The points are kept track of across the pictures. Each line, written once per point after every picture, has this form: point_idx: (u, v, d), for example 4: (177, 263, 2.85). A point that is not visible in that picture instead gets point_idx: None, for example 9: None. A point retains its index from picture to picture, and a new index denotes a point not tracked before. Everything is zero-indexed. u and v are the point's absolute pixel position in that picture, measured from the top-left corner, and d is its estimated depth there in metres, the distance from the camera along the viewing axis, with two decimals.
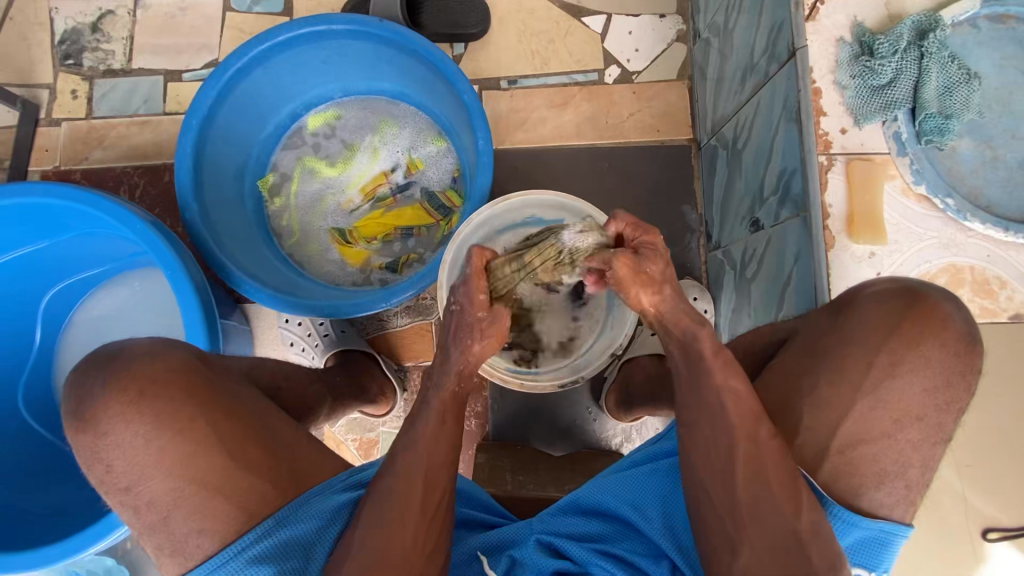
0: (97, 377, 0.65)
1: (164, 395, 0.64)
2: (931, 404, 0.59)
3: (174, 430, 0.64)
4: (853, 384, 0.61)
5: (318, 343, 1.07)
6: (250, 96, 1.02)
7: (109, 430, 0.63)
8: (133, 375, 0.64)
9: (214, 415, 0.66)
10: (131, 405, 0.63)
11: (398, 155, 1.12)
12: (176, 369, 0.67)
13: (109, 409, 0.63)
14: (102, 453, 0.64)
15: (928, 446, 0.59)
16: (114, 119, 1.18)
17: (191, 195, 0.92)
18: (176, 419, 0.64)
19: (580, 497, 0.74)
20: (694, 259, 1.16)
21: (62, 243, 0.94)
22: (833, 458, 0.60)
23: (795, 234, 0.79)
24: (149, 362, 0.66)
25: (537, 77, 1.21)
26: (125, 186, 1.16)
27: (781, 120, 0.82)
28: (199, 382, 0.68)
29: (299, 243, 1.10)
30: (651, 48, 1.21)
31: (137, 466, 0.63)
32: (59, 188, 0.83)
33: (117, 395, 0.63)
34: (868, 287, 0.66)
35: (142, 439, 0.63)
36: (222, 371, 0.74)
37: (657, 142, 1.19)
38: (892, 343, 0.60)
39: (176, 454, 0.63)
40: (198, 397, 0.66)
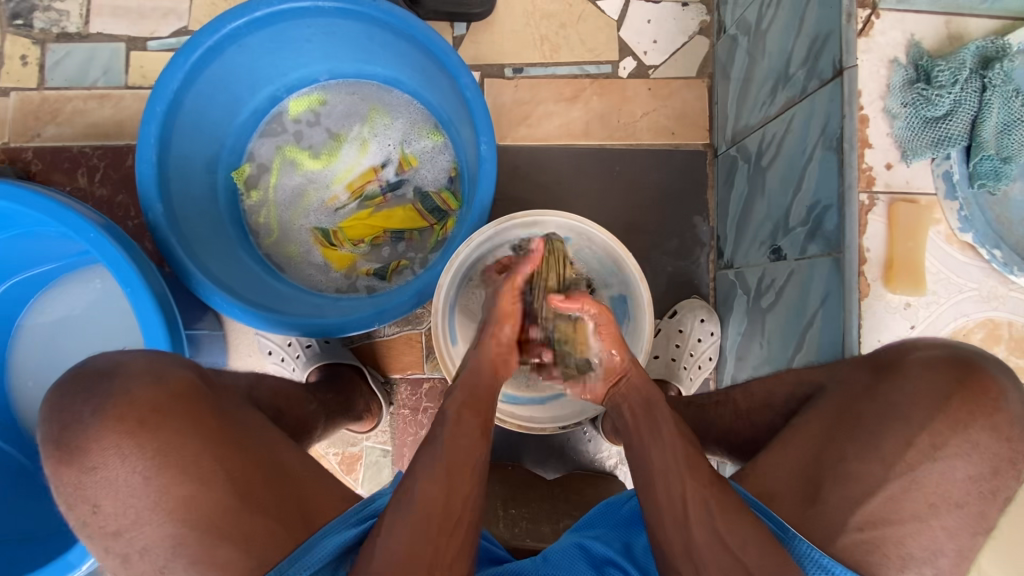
0: (91, 402, 0.60)
1: (166, 425, 0.59)
2: (974, 492, 0.55)
3: (176, 467, 0.58)
4: (886, 460, 0.56)
5: (300, 354, 1.00)
6: (223, 77, 0.90)
7: (100, 464, 0.58)
8: (134, 401, 0.60)
9: (220, 449, 0.60)
10: (130, 435, 0.58)
11: (389, 149, 1.02)
12: (179, 393, 0.62)
13: (102, 439, 0.58)
14: (88, 490, 0.58)
15: (968, 535, 0.55)
16: (70, 91, 1.05)
17: (153, 191, 0.82)
18: (178, 455, 0.58)
19: (586, 542, 0.68)
20: (701, 275, 1.09)
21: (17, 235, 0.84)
22: (851, 534, 0.55)
23: (824, 277, 0.72)
24: (147, 386, 0.61)
25: (545, 66, 1.10)
26: (83, 168, 1.04)
27: (817, 146, 0.74)
28: (201, 411, 0.62)
29: (278, 243, 1.00)
30: (671, 40, 1.11)
31: (129, 509, 0.57)
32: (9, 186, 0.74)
33: (113, 424, 0.58)
34: (916, 350, 0.62)
35: (141, 476, 0.57)
36: (228, 393, 0.69)
37: (671, 145, 1.10)
38: (936, 424, 0.56)
39: (176, 494, 0.57)
40: (201, 428, 0.61)
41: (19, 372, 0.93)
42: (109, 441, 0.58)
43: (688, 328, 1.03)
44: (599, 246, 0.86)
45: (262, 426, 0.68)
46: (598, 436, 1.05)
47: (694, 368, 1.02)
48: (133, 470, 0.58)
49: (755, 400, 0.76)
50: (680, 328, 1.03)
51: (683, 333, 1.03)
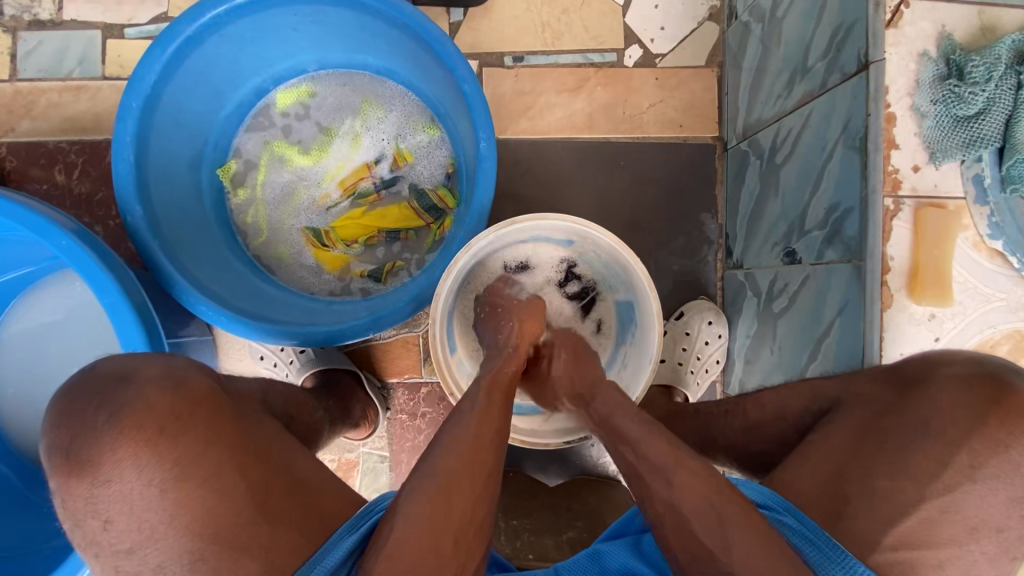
0: (99, 410, 0.55)
1: (187, 433, 0.55)
2: (1015, 515, 0.52)
3: (195, 480, 0.54)
4: (918, 479, 0.53)
5: (294, 360, 0.96)
6: (205, 69, 0.85)
7: (114, 477, 0.53)
8: (152, 408, 0.55)
9: (243, 459, 0.57)
10: (149, 444, 0.54)
11: (383, 145, 0.97)
12: (203, 400, 0.58)
13: (116, 449, 0.53)
14: (101, 504, 0.53)
15: (1005, 559, 0.52)
16: (44, 82, 0.99)
17: (133, 193, 0.77)
18: (199, 467, 0.54)
19: (597, 552, 0.65)
20: (709, 274, 1.05)
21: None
22: (884, 553, 0.52)
23: (842, 284, 0.69)
24: (166, 393, 0.56)
25: (547, 54, 1.05)
26: (61, 165, 0.99)
27: (838, 144, 0.70)
28: (222, 420, 0.58)
29: (267, 244, 0.96)
30: (679, 26, 1.05)
31: (144, 525, 0.53)
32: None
33: (131, 433, 0.53)
34: (946, 366, 0.59)
35: (157, 488, 0.53)
36: (245, 399, 0.66)
37: (678, 138, 1.05)
38: (973, 443, 0.53)
39: (197, 507, 0.54)
40: (226, 437, 0.57)
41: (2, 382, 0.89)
42: (123, 451, 0.53)
43: (695, 330, 0.99)
44: (604, 250, 0.82)
45: (278, 433, 0.64)
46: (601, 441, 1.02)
47: (701, 372, 0.99)
48: (149, 482, 0.53)
49: (767, 412, 0.73)
50: (687, 331, 1.00)
51: (690, 336, 0.99)
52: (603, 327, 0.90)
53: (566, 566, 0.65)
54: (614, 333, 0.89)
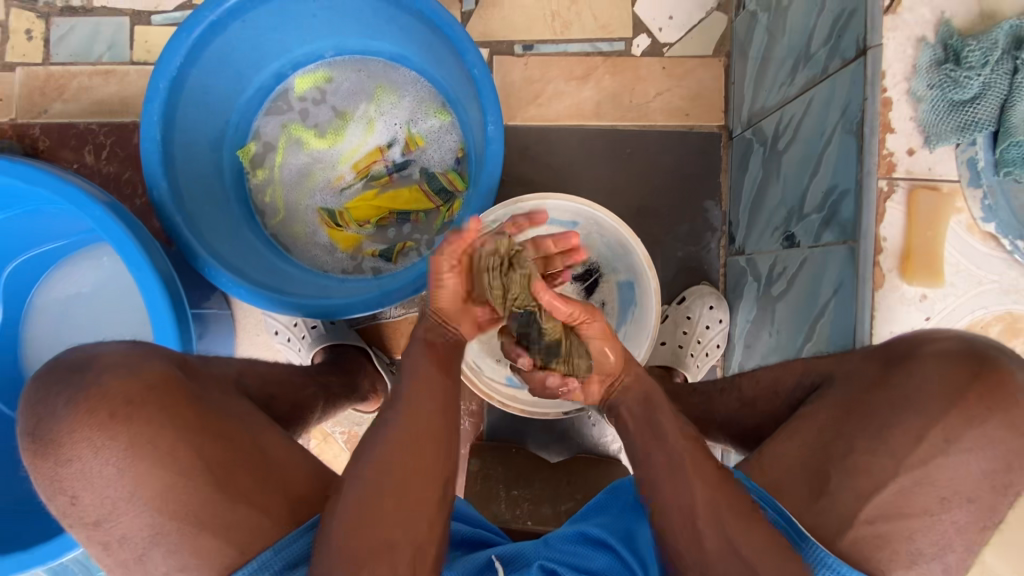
0: (61, 395, 0.60)
1: (137, 417, 0.59)
2: (985, 486, 0.54)
3: (148, 459, 0.58)
4: (896, 455, 0.55)
5: (306, 335, 1.00)
6: (228, 54, 0.89)
7: (76, 456, 0.58)
8: (105, 394, 0.60)
9: (196, 440, 0.60)
10: (101, 428, 0.58)
11: (396, 129, 1.00)
12: (156, 385, 0.62)
13: (73, 433, 0.58)
14: (66, 481, 0.58)
15: (975, 529, 0.54)
16: (75, 66, 1.04)
17: (160, 170, 0.81)
18: (152, 446, 0.58)
19: (585, 527, 0.66)
20: (712, 262, 1.07)
21: (21, 214, 0.86)
22: (857, 528, 0.54)
23: (837, 265, 0.71)
24: (119, 378, 0.61)
25: (556, 43, 1.07)
26: (90, 146, 1.04)
27: (836, 129, 0.72)
28: (177, 406, 0.61)
29: (284, 223, 1.00)
30: (688, 16, 1.07)
31: (107, 501, 0.57)
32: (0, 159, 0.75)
33: (86, 418, 0.58)
34: (930, 342, 0.60)
35: (115, 467, 0.57)
36: (211, 383, 0.68)
37: (684, 126, 1.07)
38: (949, 418, 0.55)
39: (153, 485, 0.57)
40: (181, 422, 0.60)
41: (35, 344, 0.97)
42: (79, 434, 0.58)
43: (696, 314, 1.01)
44: (611, 233, 0.84)
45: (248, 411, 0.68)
46: (603, 420, 1.05)
47: (701, 355, 1.01)
48: (107, 462, 0.57)
49: (761, 386, 0.75)
50: (688, 315, 1.02)
51: (691, 320, 1.02)
52: (606, 308, 0.92)
53: (555, 539, 0.66)
54: (616, 313, 0.91)
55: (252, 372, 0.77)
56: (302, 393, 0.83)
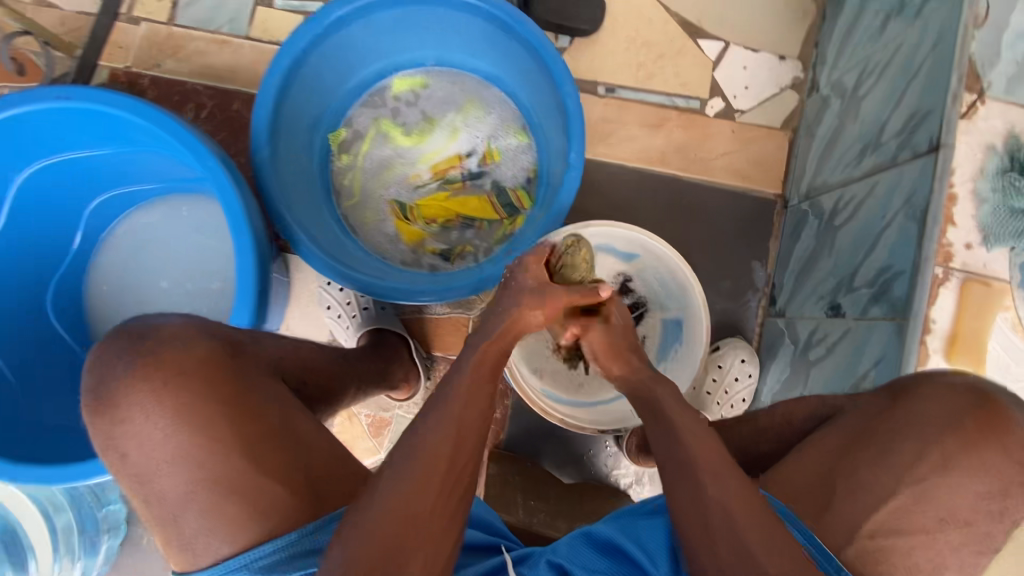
0: (122, 360, 0.62)
1: (185, 388, 0.60)
2: (982, 510, 0.55)
3: (191, 427, 0.59)
4: (897, 471, 0.56)
5: (357, 315, 1.05)
6: (345, 47, 0.96)
7: (129, 417, 0.59)
8: (161, 362, 0.61)
9: (237, 415, 0.60)
10: (154, 394, 0.59)
11: (476, 141, 1.07)
12: (206, 359, 0.63)
13: (130, 395, 0.60)
14: (119, 439, 0.60)
15: (969, 552, 0.55)
16: (195, 31, 1.12)
17: (266, 138, 0.87)
18: (194, 416, 0.59)
19: (591, 529, 0.66)
20: (749, 320, 1.11)
21: (109, 152, 0.90)
22: (861, 541, 0.55)
23: (882, 338, 0.75)
24: (176, 349, 0.62)
25: (637, 91, 1.14)
26: (192, 104, 1.11)
27: (898, 215, 0.77)
28: (220, 376, 0.62)
29: (356, 207, 1.05)
30: (761, 89, 1.15)
31: (155, 456, 0.59)
32: (104, 91, 0.79)
33: (142, 382, 0.60)
34: (937, 376, 0.61)
35: (161, 433, 0.59)
36: (252, 363, 0.68)
37: (743, 188, 1.13)
38: (948, 442, 0.56)
39: (194, 452, 0.58)
40: (223, 393, 0.61)
41: (104, 273, 1.02)
42: (134, 397, 0.60)
43: (728, 364, 1.04)
44: (670, 271, 0.90)
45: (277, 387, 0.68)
46: (620, 453, 1.07)
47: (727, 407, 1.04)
48: (155, 426, 0.59)
49: (776, 419, 0.75)
50: (720, 364, 1.05)
51: (722, 369, 1.05)
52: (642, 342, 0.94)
53: (564, 544, 0.66)
54: (654, 350, 0.94)
55: (296, 357, 0.78)
56: (331, 379, 0.83)
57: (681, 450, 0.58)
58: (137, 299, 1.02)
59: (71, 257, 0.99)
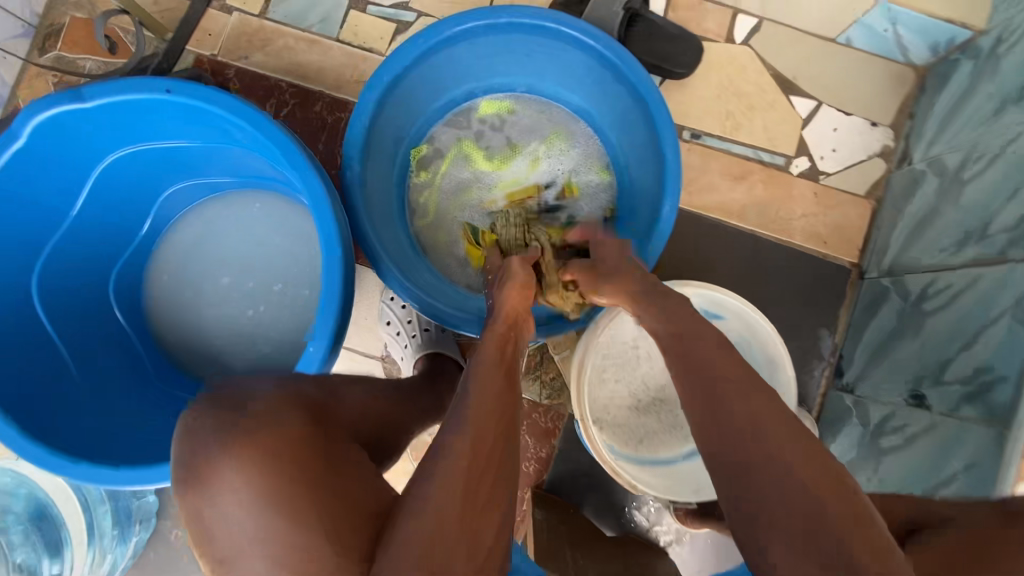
0: (215, 435, 0.55)
1: (281, 473, 0.53)
2: None
3: (284, 515, 0.51)
4: None
5: (416, 335, 1.03)
6: (443, 66, 0.95)
7: (219, 498, 0.52)
8: (256, 442, 0.54)
9: (334, 506, 0.53)
10: (246, 478, 0.52)
11: (557, 173, 1.05)
12: (299, 441, 0.57)
13: (223, 475, 0.53)
14: (207, 518, 0.53)
15: None
16: (286, 27, 1.11)
17: (358, 152, 0.85)
18: (288, 505, 0.52)
19: None
20: (811, 388, 1.08)
21: (197, 145, 0.88)
22: None
23: (974, 444, 0.72)
24: (271, 428, 0.56)
25: (722, 140, 1.12)
26: (273, 100, 1.10)
27: (1005, 314, 0.74)
28: (318, 465, 0.56)
29: (429, 226, 1.03)
30: (850, 153, 1.12)
31: (241, 542, 0.51)
32: (208, 88, 0.76)
33: (236, 463, 0.53)
34: None
35: (251, 522, 0.51)
36: (337, 440, 0.63)
37: (819, 252, 1.10)
38: None
39: (287, 546, 0.50)
40: (317, 476, 0.55)
41: (169, 261, 1.01)
42: (226, 478, 0.53)
43: None
44: (758, 340, 0.85)
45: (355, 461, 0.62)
46: (663, 509, 1.05)
47: None
48: (244, 512, 0.51)
49: None
50: None
51: None
52: None
53: None
54: None
55: (367, 416, 0.74)
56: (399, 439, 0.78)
57: (721, 392, 0.52)
58: (198, 291, 1.01)
59: (139, 242, 0.98)
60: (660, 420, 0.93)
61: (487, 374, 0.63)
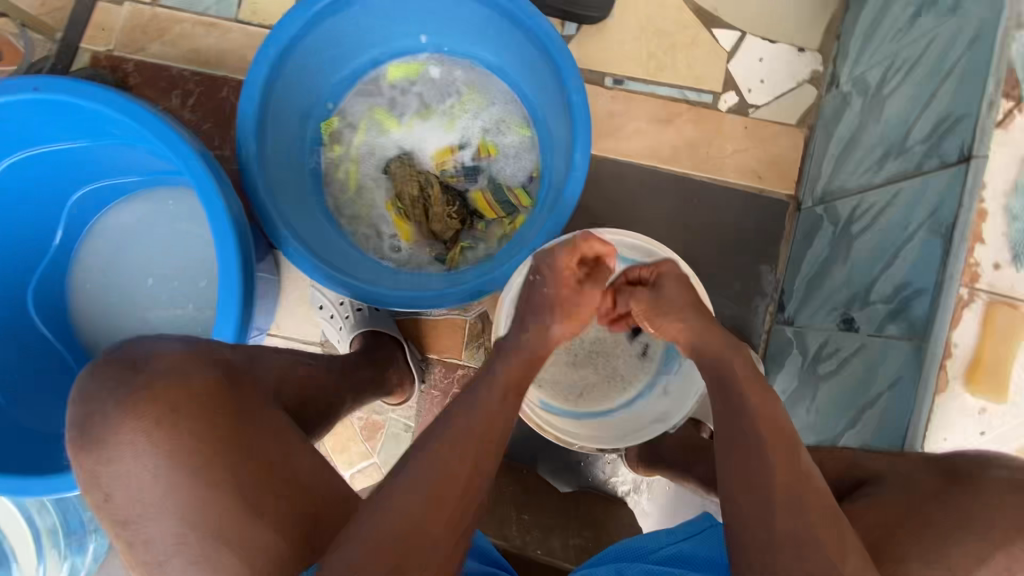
0: (110, 394, 0.59)
1: (179, 428, 0.57)
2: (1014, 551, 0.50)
3: (183, 466, 0.56)
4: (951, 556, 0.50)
5: (349, 316, 1.01)
6: (338, 32, 0.91)
7: (116, 456, 0.57)
8: (153, 398, 0.58)
9: (233, 454, 0.57)
10: (143, 432, 0.57)
11: (471, 132, 1.02)
12: (201, 393, 0.60)
13: (119, 432, 0.57)
14: (105, 479, 0.57)
15: None
16: (181, 13, 1.06)
17: (253, 132, 0.83)
18: (186, 457, 0.56)
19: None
20: (757, 326, 1.07)
21: (89, 143, 0.86)
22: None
23: (898, 360, 0.71)
24: (170, 381, 0.59)
25: (646, 83, 1.09)
26: (179, 90, 1.06)
27: (922, 228, 0.72)
28: (220, 418, 0.59)
29: (351, 201, 1.01)
30: (778, 82, 1.09)
31: (139, 499, 0.56)
32: (80, 85, 0.75)
33: (132, 418, 0.57)
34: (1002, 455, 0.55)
35: (150, 472, 0.56)
36: (252, 392, 0.65)
37: (755, 187, 1.08)
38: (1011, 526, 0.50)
39: (182, 494, 0.55)
40: (218, 427, 0.58)
41: (89, 266, 0.99)
42: (123, 434, 0.57)
43: None
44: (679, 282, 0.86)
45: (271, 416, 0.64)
46: (616, 459, 1.04)
47: None
48: (143, 466, 0.56)
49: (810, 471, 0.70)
50: None
51: None
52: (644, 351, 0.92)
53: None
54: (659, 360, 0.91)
55: (290, 381, 0.75)
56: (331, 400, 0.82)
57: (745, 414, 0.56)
58: (123, 295, 0.99)
59: (55, 251, 0.96)
60: (605, 376, 0.91)
61: (493, 384, 0.63)
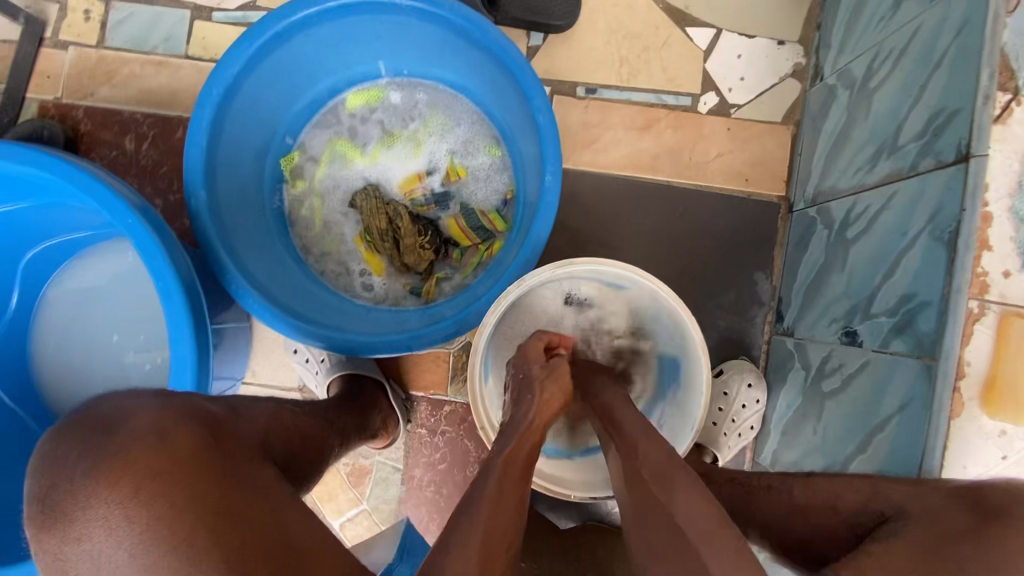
0: (79, 458, 0.48)
1: (163, 496, 0.48)
2: None
3: (165, 544, 0.47)
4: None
5: (326, 360, 0.96)
6: (287, 64, 0.86)
7: (86, 535, 0.47)
8: (130, 462, 0.49)
9: (220, 524, 0.49)
10: (120, 504, 0.47)
11: (438, 157, 0.96)
12: (184, 457, 0.51)
13: (88, 507, 0.47)
14: (70, 562, 0.47)
15: None
16: (128, 53, 1.01)
17: (201, 179, 0.78)
18: (170, 531, 0.47)
19: None
20: (755, 337, 1.02)
21: (34, 203, 0.81)
22: None
23: (905, 380, 0.66)
24: (148, 443, 0.50)
25: (620, 90, 1.03)
26: (132, 134, 1.01)
27: (922, 234, 0.66)
28: (208, 482, 0.51)
29: (318, 238, 0.96)
30: (759, 79, 1.03)
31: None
32: (12, 146, 0.71)
33: (105, 490, 0.47)
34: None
35: (126, 552, 0.47)
36: (236, 448, 0.57)
37: (742, 191, 1.03)
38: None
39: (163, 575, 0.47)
40: (210, 493, 0.50)
41: (50, 327, 0.95)
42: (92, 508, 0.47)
43: (734, 391, 0.97)
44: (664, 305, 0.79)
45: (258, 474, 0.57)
46: None
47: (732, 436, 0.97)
48: (119, 545, 0.47)
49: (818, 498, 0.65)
50: (725, 391, 0.97)
51: (728, 396, 0.97)
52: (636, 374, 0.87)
53: None
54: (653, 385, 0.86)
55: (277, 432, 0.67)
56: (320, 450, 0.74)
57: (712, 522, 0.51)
58: (87, 355, 0.95)
59: (12, 315, 0.91)
60: None
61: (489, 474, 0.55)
